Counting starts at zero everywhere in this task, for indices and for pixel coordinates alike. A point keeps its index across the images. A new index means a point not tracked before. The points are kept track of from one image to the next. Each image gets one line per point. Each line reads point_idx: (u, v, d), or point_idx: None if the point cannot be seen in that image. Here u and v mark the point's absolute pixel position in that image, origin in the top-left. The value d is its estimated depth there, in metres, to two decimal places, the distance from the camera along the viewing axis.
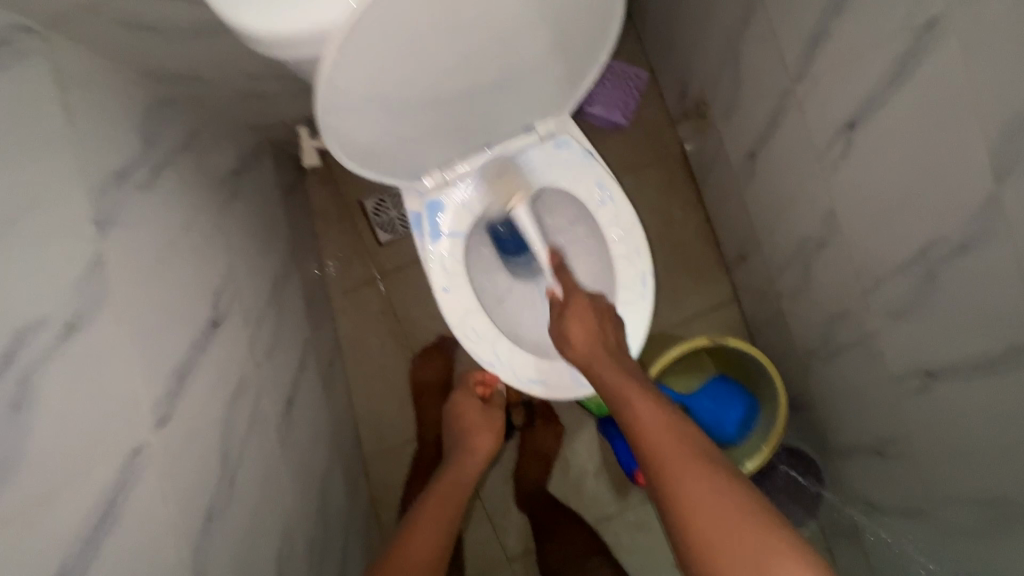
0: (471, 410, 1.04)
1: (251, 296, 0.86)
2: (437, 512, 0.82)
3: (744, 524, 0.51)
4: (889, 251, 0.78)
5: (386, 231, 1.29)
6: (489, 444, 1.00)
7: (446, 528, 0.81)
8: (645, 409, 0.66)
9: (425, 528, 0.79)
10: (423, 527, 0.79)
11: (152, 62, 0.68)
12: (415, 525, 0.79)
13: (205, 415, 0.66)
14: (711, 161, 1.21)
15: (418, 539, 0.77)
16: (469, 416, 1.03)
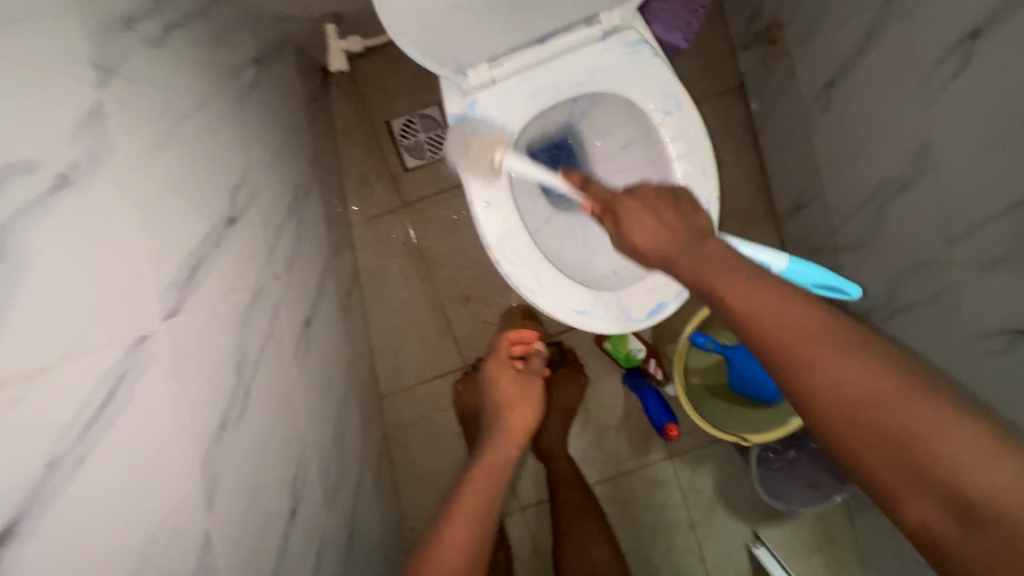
0: (506, 378, 0.98)
1: (270, 202, 0.78)
2: (480, 485, 0.75)
3: (935, 422, 0.38)
4: (994, 189, 0.69)
5: (413, 156, 1.19)
6: (529, 415, 0.93)
7: (490, 501, 0.74)
8: (752, 290, 0.48)
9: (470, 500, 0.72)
10: (468, 498, 0.73)
11: None
12: (459, 499, 0.73)
13: (220, 317, 0.59)
14: (777, 97, 1.09)
15: (464, 512, 0.70)
16: (507, 386, 0.96)
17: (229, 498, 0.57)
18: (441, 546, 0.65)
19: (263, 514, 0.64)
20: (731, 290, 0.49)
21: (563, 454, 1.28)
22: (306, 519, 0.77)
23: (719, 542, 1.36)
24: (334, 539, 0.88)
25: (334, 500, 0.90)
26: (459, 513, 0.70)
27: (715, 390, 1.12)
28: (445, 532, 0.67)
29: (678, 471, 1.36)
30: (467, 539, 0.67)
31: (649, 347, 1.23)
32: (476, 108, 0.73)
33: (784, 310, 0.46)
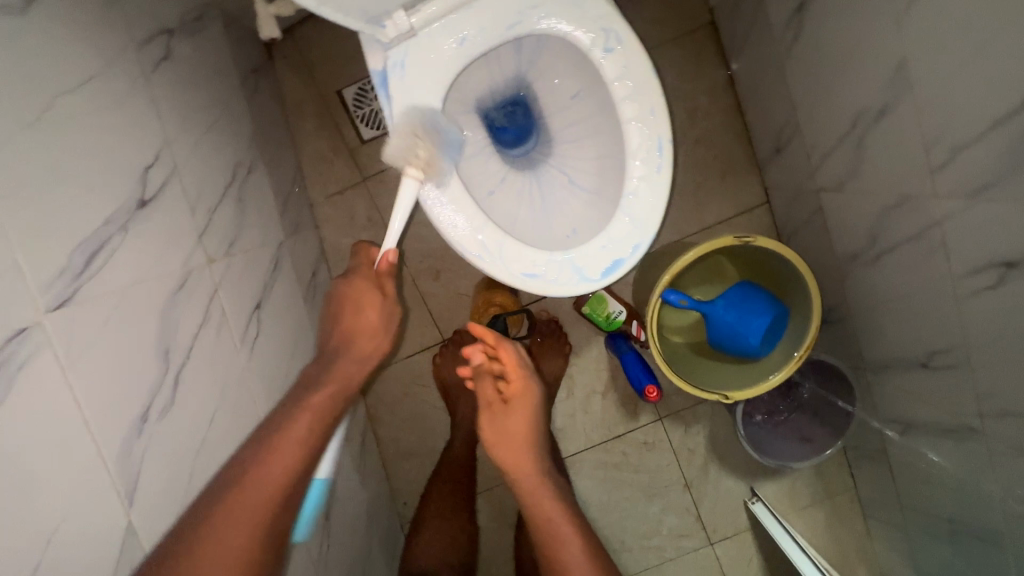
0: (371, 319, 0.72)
1: (199, 181, 0.74)
2: (305, 440, 0.56)
3: None
4: (974, 106, 0.62)
5: (368, 126, 1.14)
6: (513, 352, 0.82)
7: (309, 446, 0.57)
8: None
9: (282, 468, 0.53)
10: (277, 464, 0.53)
11: None
12: (271, 452, 0.54)
13: (133, 304, 0.56)
14: (751, 30, 1.01)
15: (263, 482, 0.52)
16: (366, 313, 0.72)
17: (155, 491, 0.55)
18: (220, 523, 0.48)
19: None
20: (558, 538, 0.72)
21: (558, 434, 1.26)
22: None
23: (715, 500, 1.34)
24: None
25: None
26: (258, 477, 0.52)
27: (697, 348, 1.09)
28: (230, 503, 0.50)
29: (669, 433, 1.34)
30: (254, 527, 0.50)
31: (630, 309, 1.18)
32: (399, 61, 0.70)
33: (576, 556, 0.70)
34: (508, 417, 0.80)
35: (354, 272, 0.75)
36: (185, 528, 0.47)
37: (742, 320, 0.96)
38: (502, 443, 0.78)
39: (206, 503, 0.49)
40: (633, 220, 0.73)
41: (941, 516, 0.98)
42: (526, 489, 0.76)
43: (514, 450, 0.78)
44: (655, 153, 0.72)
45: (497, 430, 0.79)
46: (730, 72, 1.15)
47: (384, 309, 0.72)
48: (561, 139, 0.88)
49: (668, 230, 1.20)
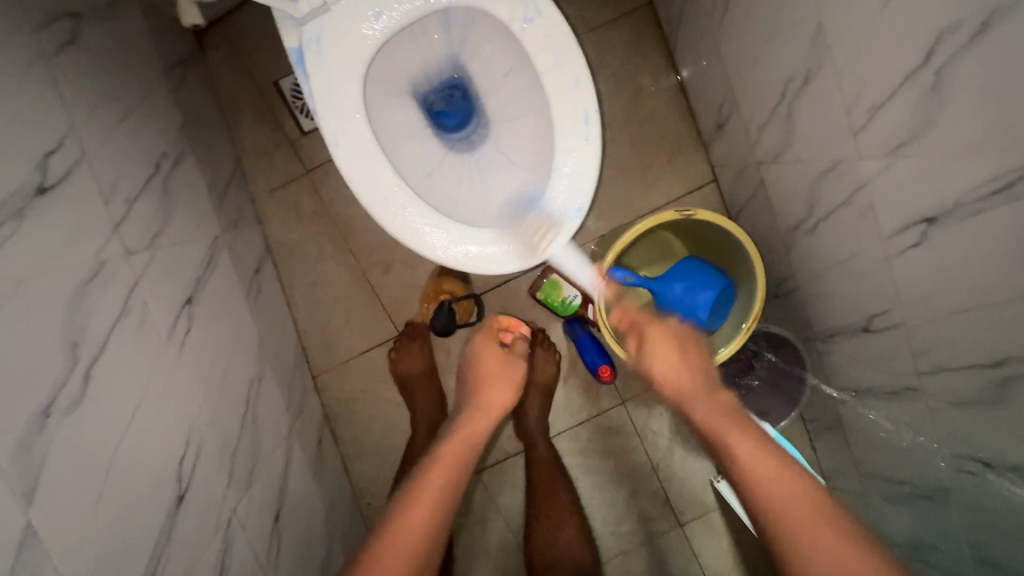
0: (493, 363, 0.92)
1: (116, 171, 0.71)
2: (435, 495, 0.65)
3: None
4: (885, 65, 0.64)
5: (308, 117, 1.11)
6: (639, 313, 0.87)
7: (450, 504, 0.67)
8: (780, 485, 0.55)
9: (422, 513, 0.63)
10: (420, 507, 0.64)
11: None
12: (411, 503, 0.64)
13: (30, 295, 0.53)
14: (685, 8, 1.02)
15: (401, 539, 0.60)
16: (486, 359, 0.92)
17: (62, 490, 0.52)
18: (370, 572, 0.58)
19: (127, 502, 0.60)
20: (756, 462, 0.58)
21: (543, 436, 1.26)
22: (201, 507, 0.72)
23: (680, 480, 1.35)
24: (251, 522, 0.83)
25: (247, 484, 0.85)
26: (401, 533, 0.61)
27: None
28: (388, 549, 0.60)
29: (633, 416, 1.34)
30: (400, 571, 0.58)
31: (585, 292, 1.17)
32: (315, 41, 0.72)
33: (793, 492, 0.55)
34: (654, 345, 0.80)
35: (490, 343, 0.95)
36: (364, 554, 0.60)
37: (688, 294, 0.97)
38: (662, 361, 0.77)
39: (371, 549, 0.60)
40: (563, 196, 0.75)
41: (894, 480, 0.99)
42: (699, 408, 0.68)
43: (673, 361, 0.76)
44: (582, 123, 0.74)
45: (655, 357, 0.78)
46: (670, 51, 1.16)
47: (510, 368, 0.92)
48: (496, 120, 0.87)
49: (618, 211, 1.20)
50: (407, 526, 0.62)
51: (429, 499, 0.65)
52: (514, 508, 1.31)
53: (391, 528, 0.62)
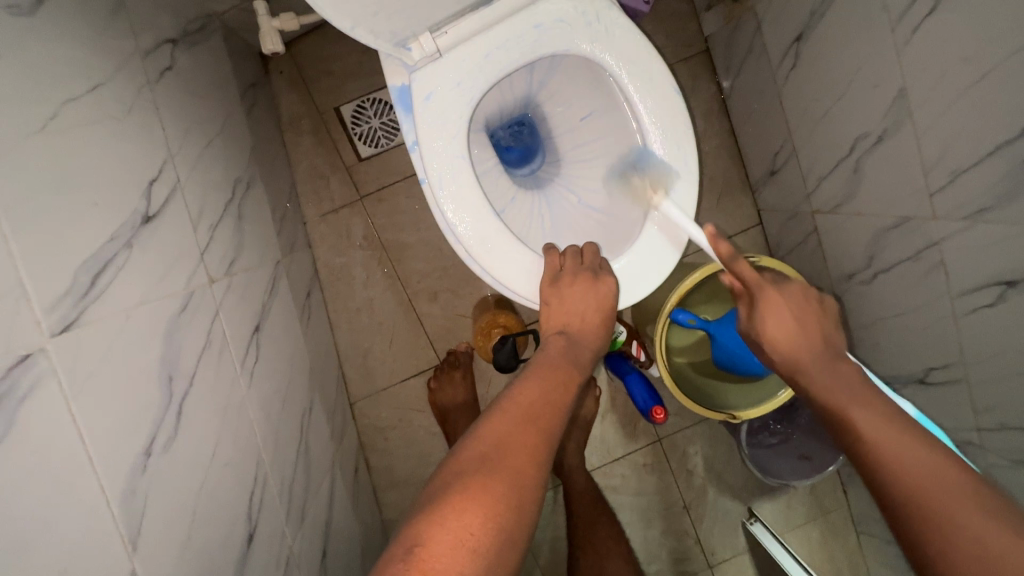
0: (586, 300, 0.70)
1: (202, 198, 0.70)
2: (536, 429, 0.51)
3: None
4: (973, 134, 0.66)
5: (367, 144, 1.11)
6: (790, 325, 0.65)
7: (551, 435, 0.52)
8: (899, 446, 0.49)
9: (530, 437, 0.49)
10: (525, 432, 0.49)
11: None
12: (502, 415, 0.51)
13: (138, 329, 0.52)
14: (746, 57, 1.04)
15: (514, 464, 0.46)
16: (572, 299, 0.70)
17: (158, 535, 0.50)
18: (469, 488, 0.42)
19: (207, 545, 0.57)
20: (824, 391, 0.58)
21: (579, 471, 1.23)
22: (264, 547, 0.69)
23: (713, 520, 1.33)
24: (302, 561, 0.80)
25: (300, 519, 0.82)
26: (508, 454, 0.47)
27: (699, 368, 1.09)
28: (498, 470, 0.45)
29: (668, 454, 1.33)
30: (512, 506, 0.43)
31: (631, 329, 1.17)
32: (420, 84, 0.69)
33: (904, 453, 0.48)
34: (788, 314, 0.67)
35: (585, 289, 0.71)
36: (463, 462, 0.46)
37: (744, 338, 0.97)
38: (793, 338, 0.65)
39: (469, 458, 0.46)
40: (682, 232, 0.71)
41: None
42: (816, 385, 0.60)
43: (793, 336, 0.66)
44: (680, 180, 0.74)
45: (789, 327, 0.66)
46: (723, 99, 1.19)
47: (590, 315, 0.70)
48: (570, 158, 0.88)
49: None
50: (517, 457, 0.47)
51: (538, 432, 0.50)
52: (545, 546, 1.27)
53: (500, 444, 0.47)
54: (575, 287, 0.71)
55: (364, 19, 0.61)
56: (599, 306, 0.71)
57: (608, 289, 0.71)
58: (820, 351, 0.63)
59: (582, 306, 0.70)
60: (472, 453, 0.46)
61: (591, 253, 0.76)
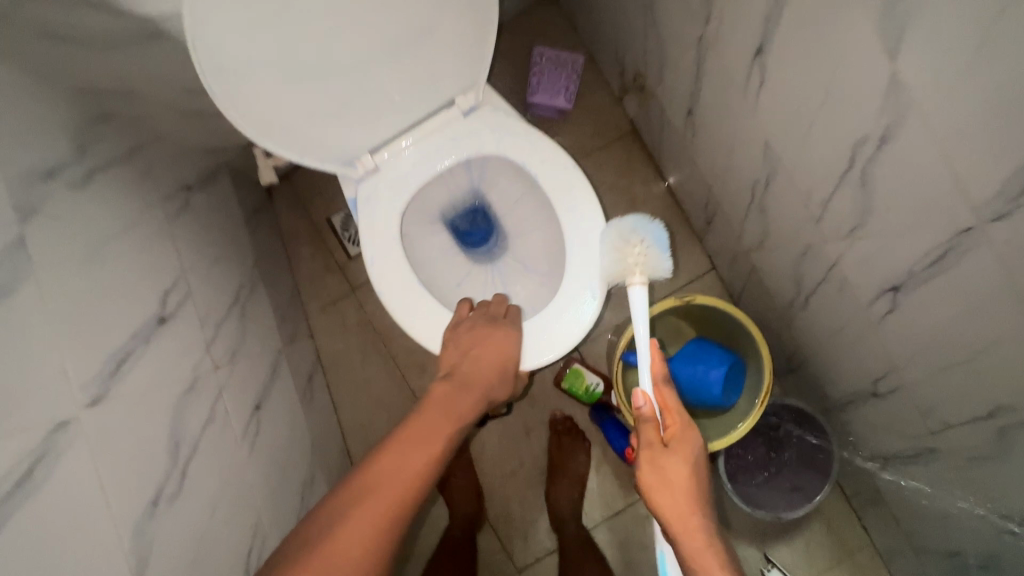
0: (491, 351, 0.84)
1: (209, 302, 0.88)
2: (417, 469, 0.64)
3: None
4: (822, 168, 0.78)
5: (355, 244, 1.31)
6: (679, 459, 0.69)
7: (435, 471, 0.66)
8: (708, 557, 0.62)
9: (404, 479, 0.63)
10: (385, 483, 0.61)
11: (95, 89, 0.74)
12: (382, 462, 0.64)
13: (151, 405, 0.67)
14: (661, 131, 1.21)
15: (364, 514, 0.58)
16: (480, 348, 0.84)
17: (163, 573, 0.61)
18: (335, 535, 0.56)
19: None
20: (673, 519, 0.65)
21: (578, 526, 1.25)
22: None
23: None
24: None
25: None
26: (363, 503, 0.59)
27: None
28: (355, 511, 0.58)
29: None
30: (359, 552, 0.55)
31: (606, 379, 1.25)
32: (367, 191, 0.89)
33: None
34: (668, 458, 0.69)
35: (488, 336, 0.85)
36: (331, 507, 0.59)
37: (699, 375, 1.04)
38: (666, 486, 0.67)
39: (335, 505, 0.59)
40: (605, 263, 0.78)
41: (948, 551, 1.03)
42: (666, 473, 0.68)
43: (679, 472, 0.68)
44: (589, 247, 0.89)
45: (656, 470, 0.69)
46: (662, 176, 1.32)
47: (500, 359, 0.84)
48: (513, 235, 1.04)
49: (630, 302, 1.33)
50: (382, 496, 0.60)
51: (402, 477, 0.63)
52: None
53: (363, 492, 0.60)
54: (482, 335, 0.85)
55: (308, 150, 0.82)
56: (496, 355, 0.83)
57: (507, 339, 0.85)
58: (680, 462, 0.69)
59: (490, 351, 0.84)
60: (345, 499, 0.60)
61: (499, 304, 0.91)
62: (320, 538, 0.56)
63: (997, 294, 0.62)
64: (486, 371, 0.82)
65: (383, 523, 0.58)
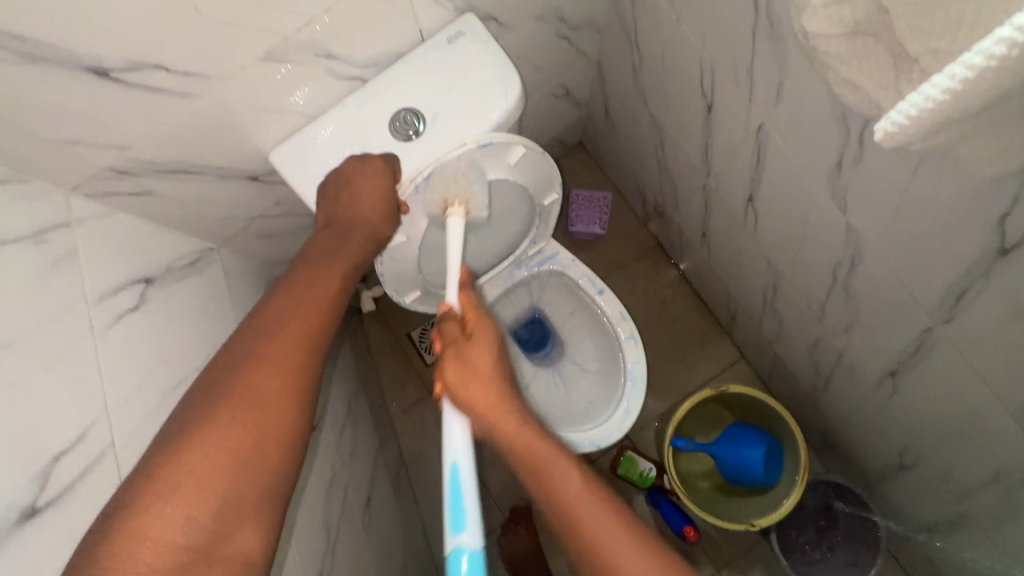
0: (367, 192, 0.70)
1: (334, 413, 1.11)
2: (285, 361, 0.58)
3: None
4: (815, 281, 0.99)
5: (430, 353, 1.55)
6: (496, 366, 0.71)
7: (310, 370, 0.59)
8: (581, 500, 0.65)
9: (272, 384, 0.56)
10: (280, 332, 0.59)
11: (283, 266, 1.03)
12: (250, 362, 0.56)
13: (311, 498, 0.87)
14: (681, 246, 1.46)
15: (263, 380, 0.56)
16: (359, 192, 0.70)
17: None
18: (178, 481, 0.48)
19: None
20: (521, 441, 0.68)
21: None
22: None
23: None
24: None
25: None
26: (257, 370, 0.56)
27: (721, 488, 1.29)
28: (264, 353, 0.57)
29: None
30: (280, 394, 0.56)
31: (658, 464, 1.40)
32: None
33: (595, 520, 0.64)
34: (474, 356, 0.71)
35: (359, 179, 0.70)
36: (211, 386, 0.55)
37: (741, 456, 1.19)
38: (469, 381, 0.69)
39: (200, 394, 0.54)
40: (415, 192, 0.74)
41: None
42: (478, 389, 0.68)
43: (489, 381, 0.69)
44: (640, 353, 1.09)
45: (465, 370, 0.70)
46: (678, 268, 1.56)
47: (387, 188, 0.70)
48: (568, 340, 1.20)
49: (672, 392, 1.50)
50: (263, 400, 0.55)
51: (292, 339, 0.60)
52: None
53: (246, 361, 0.57)
54: (363, 182, 0.70)
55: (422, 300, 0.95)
56: (375, 185, 0.70)
57: (375, 174, 0.70)
58: (501, 388, 0.69)
59: (372, 185, 0.70)
60: (181, 425, 0.51)
61: (388, 161, 0.72)
62: (238, 381, 0.55)
63: (967, 376, 0.79)
64: (372, 206, 0.70)
65: (300, 372, 0.58)
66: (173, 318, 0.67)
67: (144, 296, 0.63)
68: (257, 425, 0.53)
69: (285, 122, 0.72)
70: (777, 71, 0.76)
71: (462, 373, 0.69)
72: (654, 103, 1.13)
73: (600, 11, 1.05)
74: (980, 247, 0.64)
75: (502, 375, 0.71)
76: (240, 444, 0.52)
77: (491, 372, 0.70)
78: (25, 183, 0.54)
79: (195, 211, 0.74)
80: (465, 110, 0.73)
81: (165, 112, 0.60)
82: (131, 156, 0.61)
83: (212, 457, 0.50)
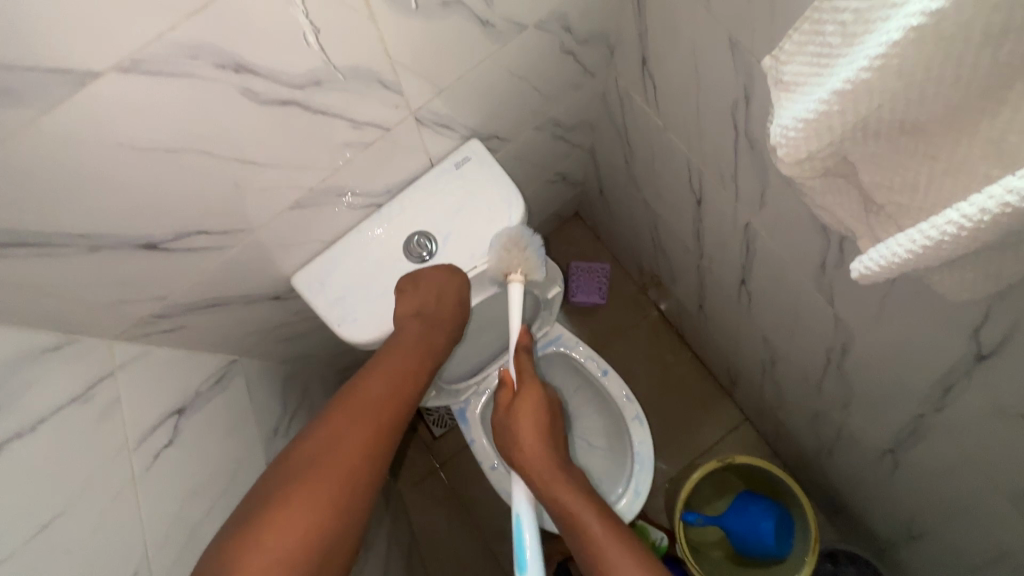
0: (445, 297, 0.79)
1: None
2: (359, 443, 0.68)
3: None
4: (810, 360, 1.03)
5: (438, 427, 1.55)
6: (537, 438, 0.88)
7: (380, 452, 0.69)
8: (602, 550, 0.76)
9: (349, 460, 0.66)
10: (359, 421, 0.70)
11: (297, 363, 1.07)
12: (333, 441, 0.67)
13: None
14: (679, 313, 1.50)
15: (344, 452, 0.66)
16: (433, 296, 0.78)
17: None
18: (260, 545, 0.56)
19: None
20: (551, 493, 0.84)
21: None
22: None
23: None
24: None
25: None
26: (337, 452, 0.66)
27: (735, 558, 1.29)
28: (345, 434, 0.68)
29: None
30: (349, 472, 0.65)
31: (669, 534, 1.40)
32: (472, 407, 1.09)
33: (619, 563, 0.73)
34: (521, 416, 0.88)
35: (445, 283, 0.79)
36: (294, 470, 0.64)
37: (750, 527, 1.20)
38: (528, 437, 0.87)
39: (290, 470, 0.64)
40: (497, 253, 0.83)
41: None
42: (527, 443, 0.87)
43: (536, 435, 0.87)
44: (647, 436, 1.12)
45: (533, 427, 0.88)
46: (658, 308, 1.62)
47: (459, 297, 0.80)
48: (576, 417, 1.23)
49: (679, 457, 1.51)
50: (338, 474, 0.64)
51: (366, 432, 0.69)
52: None
53: (325, 449, 0.66)
54: (448, 287, 0.79)
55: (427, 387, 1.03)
56: (453, 297, 0.80)
57: (456, 284, 0.79)
58: (547, 455, 0.86)
59: (452, 291, 0.79)
60: (275, 496, 0.61)
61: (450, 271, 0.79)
62: (320, 459, 0.65)
63: (962, 459, 0.82)
64: (448, 306, 0.80)
65: (369, 454, 0.68)
66: (183, 451, 0.72)
67: (155, 434, 0.69)
68: (328, 497, 0.62)
69: (306, 250, 0.80)
70: (758, 183, 0.83)
71: (513, 427, 0.88)
72: (646, 189, 1.20)
73: (592, 112, 1.13)
74: (959, 352, 0.68)
75: (545, 429, 0.89)
76: (311, 522, 0.59)
77: (542, 430, 0.88)
78: (76, 342, 0.66)
79: (212, 334, 0.81)
80: (473, 232, 0.81)
81: (202, 262, 0.71)
82: (170, 302, 0.72)
83: (297, 529, 0.58)
